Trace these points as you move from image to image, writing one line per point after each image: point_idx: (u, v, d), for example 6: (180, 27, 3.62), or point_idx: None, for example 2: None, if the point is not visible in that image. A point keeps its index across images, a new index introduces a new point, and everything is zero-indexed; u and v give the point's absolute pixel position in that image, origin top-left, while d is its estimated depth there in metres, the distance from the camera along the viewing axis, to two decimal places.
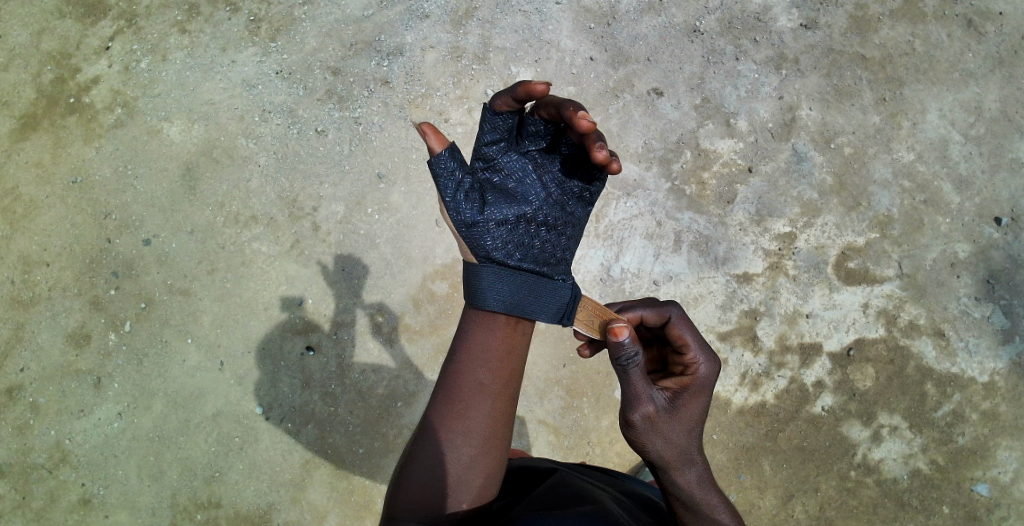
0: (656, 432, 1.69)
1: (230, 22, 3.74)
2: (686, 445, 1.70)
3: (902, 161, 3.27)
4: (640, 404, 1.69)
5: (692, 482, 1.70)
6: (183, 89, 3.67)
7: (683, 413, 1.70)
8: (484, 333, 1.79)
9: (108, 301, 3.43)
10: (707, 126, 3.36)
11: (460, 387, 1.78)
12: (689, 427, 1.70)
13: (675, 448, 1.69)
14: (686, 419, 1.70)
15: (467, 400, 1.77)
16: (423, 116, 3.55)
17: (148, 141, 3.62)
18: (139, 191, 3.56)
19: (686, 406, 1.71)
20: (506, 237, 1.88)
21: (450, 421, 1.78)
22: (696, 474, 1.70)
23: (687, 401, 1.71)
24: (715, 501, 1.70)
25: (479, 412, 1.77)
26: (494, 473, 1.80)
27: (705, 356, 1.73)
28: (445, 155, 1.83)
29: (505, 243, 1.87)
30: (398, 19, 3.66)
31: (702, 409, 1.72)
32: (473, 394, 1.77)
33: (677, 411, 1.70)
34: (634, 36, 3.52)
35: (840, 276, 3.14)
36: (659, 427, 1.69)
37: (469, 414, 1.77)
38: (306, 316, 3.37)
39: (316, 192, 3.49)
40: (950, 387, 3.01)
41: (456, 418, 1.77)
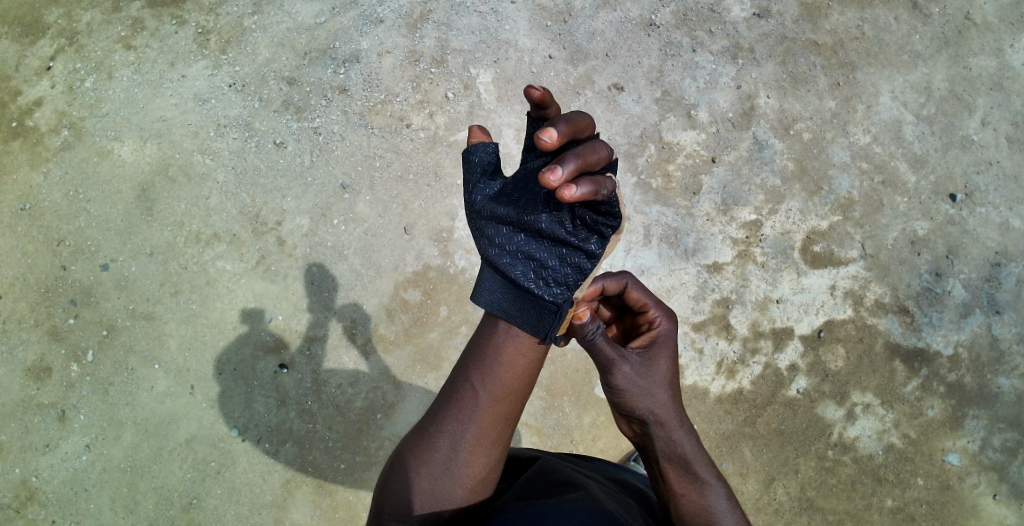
0: (634, 391, 1.73)
1: (177, 36, 3.64)
2: (665, 400, 1.74)
3: (859, 143, 3.34)
4: (615, 365, 1.74)
5: (678, 438, 1.72)
6: (132, 107, 3.56)
7: (657, 368, 1.76)
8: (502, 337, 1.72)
9: (67, 330, 3.31)
10: (669, 119, 3.38)
11: (465, 388, 1.70)
12: (665, 381, 1.76)
13: (654, 405, 1.73)
14: (661, 372, 1.76)
15: (470, 402, 1.69)
16: (383, 122, 3.49)
17: (98, 162, 3.50)
18: (92, 215, 3.44)
19: (658, 361, 1.77)
20: (502, 238, 1.77)
21: (457, 422, 1.68)
22: (681, 430, 1.72)
23: (658, 356, 1.78)
24: (701, 456, 1.71)
25: (481, 414, 1.68)
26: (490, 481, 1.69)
27: (665, 313, 1.84)
28: (478, 147, 1.84)
29: (501, 244, 1.76)
30: (352, 25, 3.60)
31: (672, 363, 1.79)
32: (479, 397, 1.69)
33: (650, 367, 1.76)
34: (591, 32, 3.53)
35: (806, 260, 3.20)
36: (635, 386, 1.73)
37: (478, 418, 1.68)
38: (277, 333, 3.30)
39: (278, 205, 3.42)
40: (917, 362, 3.09)
41: (464, 420, 1.68)
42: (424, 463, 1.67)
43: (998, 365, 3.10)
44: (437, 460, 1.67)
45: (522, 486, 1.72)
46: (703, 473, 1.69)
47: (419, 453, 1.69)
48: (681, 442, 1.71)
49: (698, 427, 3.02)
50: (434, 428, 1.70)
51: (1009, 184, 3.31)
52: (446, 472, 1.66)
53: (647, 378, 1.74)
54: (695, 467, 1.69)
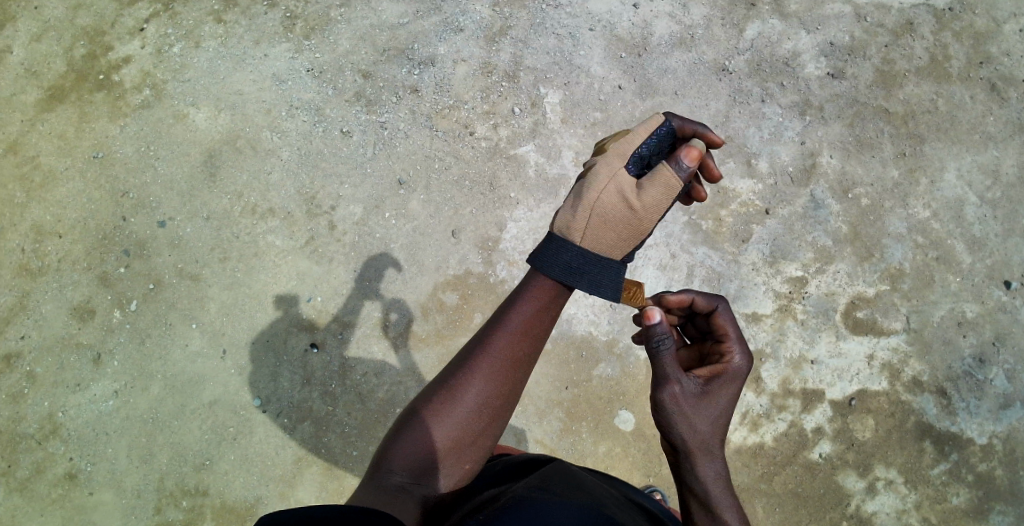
0: (683, 418, 1.74)
1: (266, 16, 3.79)
2: (710, 437, 1.74)
3: (917, 217, 3.30)
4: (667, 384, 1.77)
5: (712, 477, 1.73)
6: (213, 77, 3.71)
7: (714, 404, 1.76)
8: (534, 308, 1.78)
9: (116, 279, 3.44)
10: (729, 164, 3.39)
11: (491, 353, 1.77)
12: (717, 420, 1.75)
13: (699, 438, 1.74)
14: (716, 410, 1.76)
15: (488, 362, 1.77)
16: (448, 126, 3.57)
17: (172, 124, 3.64)
18: (158, 173, 3.58)
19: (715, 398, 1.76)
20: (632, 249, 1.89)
21: (477, 383, 1.76)
22: (714, 468, 1.74)
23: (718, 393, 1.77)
24: (723, 499, 1.73)
25: (506, 382, 1.77)
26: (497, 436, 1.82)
27: (741, 354, 1.82)
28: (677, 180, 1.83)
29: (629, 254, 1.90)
30: (433, 30, 3.71)
31: (729, 402, 1.78)
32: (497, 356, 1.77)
33: (707, 402, 1.76)
34: (663, 69, 3.58)
35: (847, 325, 3.16)
36: (684, 413, 1.74)
37: (498, 380, 1.77)
38: (313, 313, 3.37)
39: (335, 191, 3.52)
40: (948, 446, 3.02)
41: (484, 381, 1.76)
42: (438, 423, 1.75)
43: None
44: (454, 418, 1.75)
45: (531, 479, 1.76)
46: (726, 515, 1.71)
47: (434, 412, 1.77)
48: (712, 482, 1.73)
49: None
50: (449, 388, 1.78)
51: None
52: (464, 434, 1.75)
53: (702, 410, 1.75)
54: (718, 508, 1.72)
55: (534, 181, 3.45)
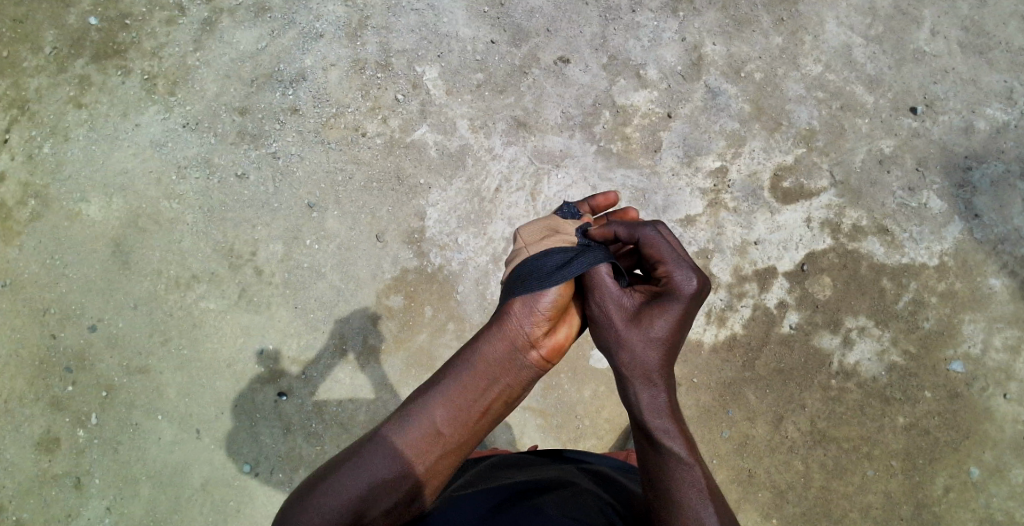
0: (628, 335, 1.85)
1: (125, 86, 3.64)
2: (651, 354, 1.82)
3: (812, 74, 3.32)
4: (613, 303, 1.91)
5: (659, 408, 1.79)
6: (92, 164, 3.56)
7: (660, 318, 1.83)
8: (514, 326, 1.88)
9: (68, 398, 3.33)
10: (619, 83, 3.38)
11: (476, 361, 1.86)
12: (664, 335, 1.83)
13: (644, 355, 1.82)
14: (663, 323, 1.83)
15: (455, 409, 1.80)
16: (339, 136, 3.49)
17: (68, 227, 3.49)
18: (72, 278, 3.44)
19: (661, 312, 1.84)
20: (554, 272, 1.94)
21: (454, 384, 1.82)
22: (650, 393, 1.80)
23: (666, 308, 1.84)
24: (667, 427, 1.76)
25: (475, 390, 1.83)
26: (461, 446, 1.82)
27: (692, 264, 1.89)
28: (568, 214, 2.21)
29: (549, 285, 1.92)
30: (292, 45, 3.60)
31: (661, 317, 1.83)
32: (467, 398, 1.82)
33: (651, 318, 1.84)
34: (528, 11, 3.51)
35: (778, 198, 3.19)
36: (629, 331, 1.86)
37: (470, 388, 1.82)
38: (272, 362, 3.31)
39: (250, 236, 3.42)
40: (904, 278, 3.10)
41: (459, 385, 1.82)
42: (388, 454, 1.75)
43: (985, 267, 3.11)
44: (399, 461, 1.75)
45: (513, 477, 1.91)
46: (674, 448, 1.74)
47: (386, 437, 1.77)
48: (654, 415, 1.78)
49: (698, 381, 3.05)
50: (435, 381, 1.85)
51: (969, 87, 3.28)
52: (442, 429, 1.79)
53: (642, 323, 1.84)
54: (663, 435, 1.75)
55: (439, 162, 3.40)
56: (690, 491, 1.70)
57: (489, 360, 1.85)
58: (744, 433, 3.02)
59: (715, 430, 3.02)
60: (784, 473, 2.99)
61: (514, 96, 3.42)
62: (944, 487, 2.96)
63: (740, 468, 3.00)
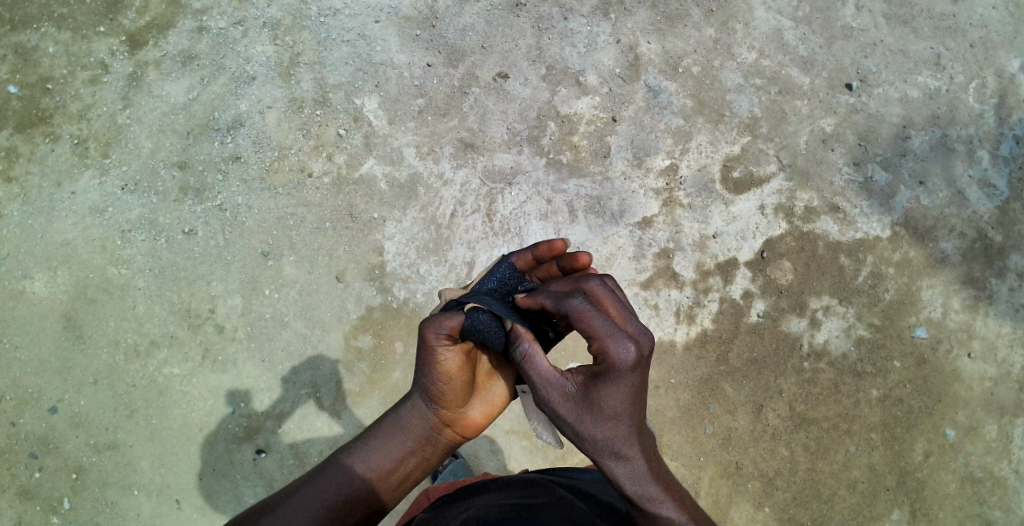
0: (587, 422, 1.82)
1: (54, 153, 3.48)
2: (611, 430, 1.80)
3: (748, 62, 3.35)
4: (558, 395, 1.86)
5: (633, 473, 1.79)
6: (31, 239, 3.41)
7: (613, 388, 1.78)
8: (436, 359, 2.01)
9: (37, 486, 3.21)
10: (561, 92, 3.37)
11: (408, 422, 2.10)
12: (621, 405, 1.79)
13: (612, 435, 1.80)
14: (619, 390, 1.78)
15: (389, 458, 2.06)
16: (285, 179, 3.41)
17: (13, 307, 3.35)
18: (24, 360, 3.31)
19: (608, 387, 1.78)
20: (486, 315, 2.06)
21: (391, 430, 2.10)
22: (622, 464, 1.79)
23: (614, 380, 1.77)
24: (647, 492, 1.77)
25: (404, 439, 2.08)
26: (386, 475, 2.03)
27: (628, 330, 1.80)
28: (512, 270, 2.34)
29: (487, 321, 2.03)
30: (225, 91, 3.49)
31: (618, 391, 1.78)
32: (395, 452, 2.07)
33: (603, 401, 1.79)
34: (461, 29, 3.48)
35: (729, 189, 3.22)
36: (588, 419, 1.82)
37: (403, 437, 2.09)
38: (246, 419, 3.23)
39: (206, 293, 3.33)
40: (861, 252, 3.16)
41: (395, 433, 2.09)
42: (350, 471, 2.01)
43: (936, 232, 3.18)
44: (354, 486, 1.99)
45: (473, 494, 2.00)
46: (653, 510, 1.76)
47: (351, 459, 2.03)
48: (630, 483, 1.78)
49: (676, 382, 3.07)
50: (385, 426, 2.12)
51: (899, 59, 3.35)
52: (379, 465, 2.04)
53: (594, 401, 1.80)
54: (650, 502, 1.77)
55: (390, 194, 3.35)
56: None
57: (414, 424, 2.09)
58: (726, 426, 3.06)
59: (698, 428, 3.06)
60: (769, 461, 3.04)
61: (458, 118, 3.39)
62: (924, 453, 3.04)
63: (727, 461, 3.04)
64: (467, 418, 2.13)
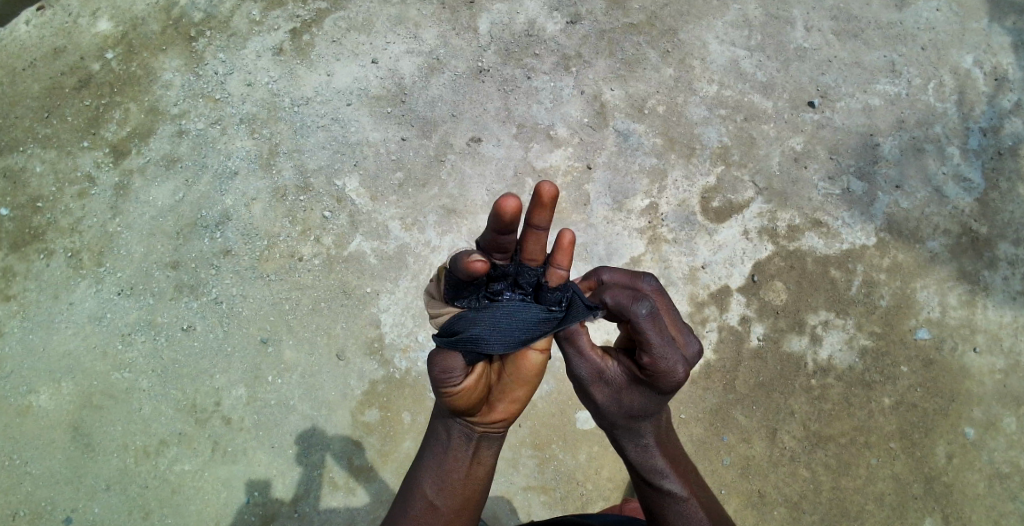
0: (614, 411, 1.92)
1: (49, 268, 3.54)
2: (636, 418, 1.90)
3: (710, 94, 3.45)
4: (595, 375, 1.93)
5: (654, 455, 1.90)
6: (33, 354, 3.44)
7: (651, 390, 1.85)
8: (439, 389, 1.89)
9: None
10: (534, 148, 3.45)
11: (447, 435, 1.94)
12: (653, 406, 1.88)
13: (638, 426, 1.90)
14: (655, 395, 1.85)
15: (438, 478, 1.89)
16: (277, 265, 3.46)
17: (21, 422, 3.36)
18: (35, 475, 3.29)
19: (646, 385, 1.87)
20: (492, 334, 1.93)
21: (435, 450, 1.94)
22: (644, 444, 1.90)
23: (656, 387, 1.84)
24: (667, 473, 1.88)
25: (449, 452, 1.93)
26: (444, 494, 1.88)
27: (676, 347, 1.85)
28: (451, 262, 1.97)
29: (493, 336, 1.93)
30: (210, 188, 3.58)
31: (655, 389, 1.86)
32: (443, 472, 1.90)
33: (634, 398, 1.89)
34: (430, 101, 3.59)
35: (711, 219, 3.27)
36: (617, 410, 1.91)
37: (445, 451, 1.93)
38: (260, 508, 3.20)
39: (210, 386, 3.34)
40: (850, 263, 3.19)
41: (438, 452, 1.93)
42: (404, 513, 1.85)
43: (920, 233, 3.22)
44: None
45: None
46: (672, 489, 1.87)
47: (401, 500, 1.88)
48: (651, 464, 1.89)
49: (686, 416, 3.06)
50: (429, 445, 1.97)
51: (855, 70, 3.45)
52: (432, 487, 1.88)
53: (630, 390, 1.89)
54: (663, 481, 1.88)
55: (381, 267, 3.40)
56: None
57: (452, 434, 1.94)
58: (744, 455, 3.02)
59: (715, 460, 3.01)
60: (792, 484, 2.99)
61: (438, 186, 3.46)
62: (947, 454, 3.00)
63: (750, 490, 2.99)
64: (491, 414, 1.95)
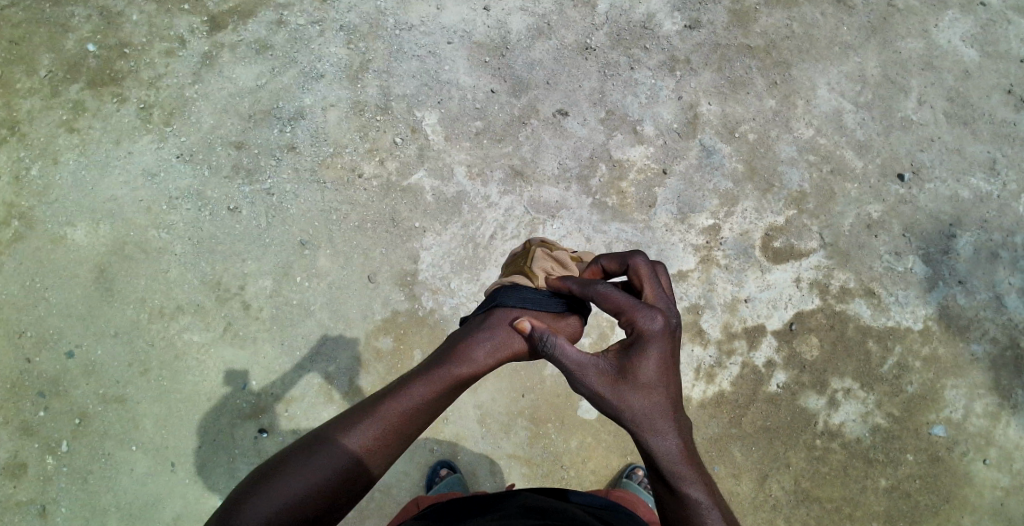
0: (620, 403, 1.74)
1: (120, 112, 3.59)
2: (644, 406, 1.72)
3: (803, 138, 3.41)
4: (594, 373, 1.80)
5: (674, 455, 1.67)
6: (81, 189, 3.50)
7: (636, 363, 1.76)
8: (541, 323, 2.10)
9: (38, 424, 3.23)
10: (616, 137, 3.44)
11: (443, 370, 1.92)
12: (649, 382, 1.74)
13: (642, 407, 1.72)
14: (644, 365, 1.75)
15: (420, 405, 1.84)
16: (336, 175, 3.49)
17: (52, 249, 3.42)
18: (51, 303, 3.36)
19: (644, 354, 1.76)
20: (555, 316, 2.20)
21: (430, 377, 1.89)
22: (661, 441, 1.68)
23: (637, 358, 1.76)
24: (687, 473, 1.65)
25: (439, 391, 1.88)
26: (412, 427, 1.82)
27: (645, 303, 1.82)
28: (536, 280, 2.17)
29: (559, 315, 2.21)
30: (294, 83, 3.60)
31: (653, 363, 1.75)
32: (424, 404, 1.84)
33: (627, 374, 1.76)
34: (530, 63, 3.57)
35: (768, 257, 3.24)
36: (624, 394, 1.73)
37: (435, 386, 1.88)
38: (252, 398, 3.26)
39: (239, 270, 3.39)
40: (890, 341, 3.15)
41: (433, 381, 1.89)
42: (363, 433, 1.75)
43: (967, 334, 3.17)
44: (354, 465, 1.73)
45: (473, 511, 1.91)
46: (695, 493, 1.63)
47: (367, 415, 1.78)
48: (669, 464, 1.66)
49: None
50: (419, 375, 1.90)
51: (953, 157, 3.38)
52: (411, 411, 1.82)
53: (631, 369, 1.75)
54: (684, 486, 1.64)
55: (435, 206, 3.41)
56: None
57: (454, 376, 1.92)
58: (729, 490, 3.02)
59: None
60: None
61: (512, 146, 3.46)
62: None
63: None
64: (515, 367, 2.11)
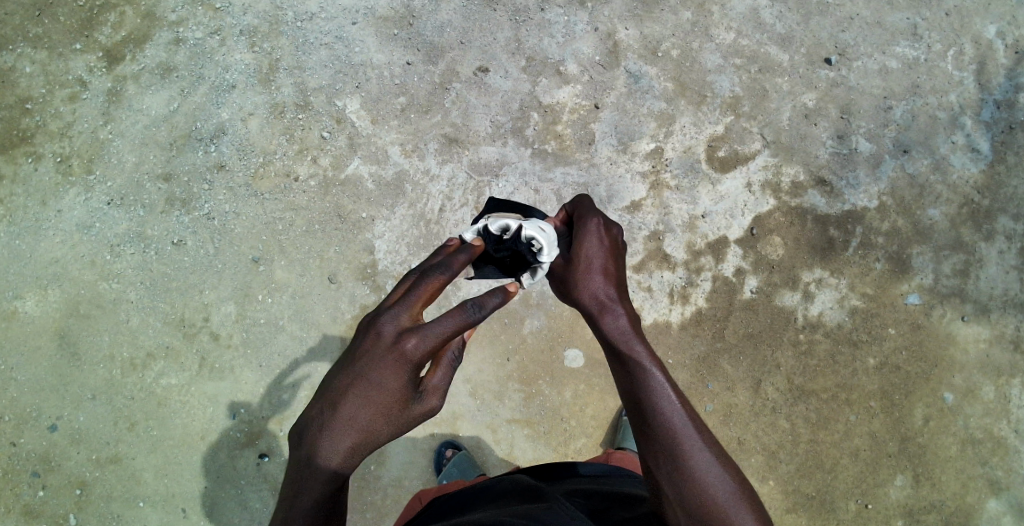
0: (571, 277, 1.94)
1: (38, 172, 3.45)
2: (597, 285, 1.91)
3: (725, 41, 3.36)
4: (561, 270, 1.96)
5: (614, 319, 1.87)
6: (19, 259, 3.39)
7: (586, 248, 1.95)
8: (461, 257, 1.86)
9: (40, 503, 3.20)
10: (542, 82, 3.37)
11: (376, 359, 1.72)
12: (597, 269, 1.93)
13: (592, 288, 1.91)
14: (593, 247, 1.96)
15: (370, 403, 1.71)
16: (272, 185, 3.40)
17: (6, 327, 3.33)
18: (19, 381, 3.29)
19: (594, 249, 1.96)
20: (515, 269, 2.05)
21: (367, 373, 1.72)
22: (610, 311, 1.88)
23: (589, 261, 1.94)
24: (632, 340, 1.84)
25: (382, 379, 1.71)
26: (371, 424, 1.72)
27: (597, 212, 2.02)
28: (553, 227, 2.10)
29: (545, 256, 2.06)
30: (206, 100, 3.48)
31: (602, 256, 1.95)
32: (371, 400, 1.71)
33: (583, 258, 1.94)
34: (438, 25, 3.47)
35: (715, 168, 3.24)
36: (582, 273, 1.93)
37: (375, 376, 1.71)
38: (245, 425, 3.23)
39: (199, 302, 3.32)
40: (850, 224, 3.18)
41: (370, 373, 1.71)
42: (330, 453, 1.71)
43: (923, 199, 3.20)
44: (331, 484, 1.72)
45: (471, 499, 1.98)
46: (642, 364, 1.79)
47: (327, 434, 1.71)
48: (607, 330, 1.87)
49: (673, 361, 3.10)
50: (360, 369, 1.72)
51: (875, 29, 3.35)
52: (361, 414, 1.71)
53: (585, 262, 1.94)
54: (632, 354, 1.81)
55: (379, 193, 3.34)
56: (667, 404, 1.75)
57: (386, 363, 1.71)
58: (726, 403, 3.08)
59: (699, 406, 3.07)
60: (770, 434, 3.06)
61: (441, 115, 3.38)
62: (923, 417, 3.06)
63: (729, 438, 3.06)
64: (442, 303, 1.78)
